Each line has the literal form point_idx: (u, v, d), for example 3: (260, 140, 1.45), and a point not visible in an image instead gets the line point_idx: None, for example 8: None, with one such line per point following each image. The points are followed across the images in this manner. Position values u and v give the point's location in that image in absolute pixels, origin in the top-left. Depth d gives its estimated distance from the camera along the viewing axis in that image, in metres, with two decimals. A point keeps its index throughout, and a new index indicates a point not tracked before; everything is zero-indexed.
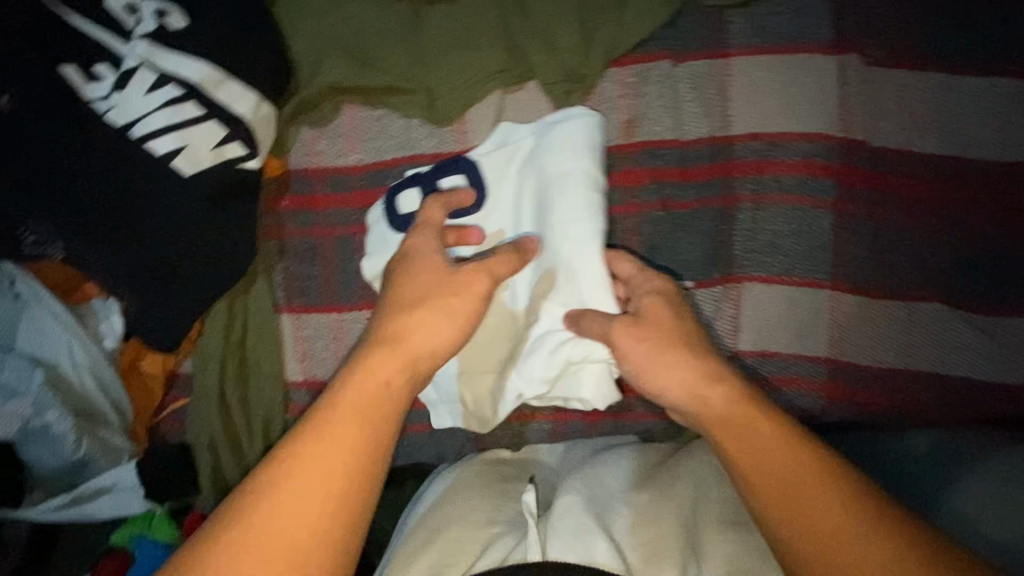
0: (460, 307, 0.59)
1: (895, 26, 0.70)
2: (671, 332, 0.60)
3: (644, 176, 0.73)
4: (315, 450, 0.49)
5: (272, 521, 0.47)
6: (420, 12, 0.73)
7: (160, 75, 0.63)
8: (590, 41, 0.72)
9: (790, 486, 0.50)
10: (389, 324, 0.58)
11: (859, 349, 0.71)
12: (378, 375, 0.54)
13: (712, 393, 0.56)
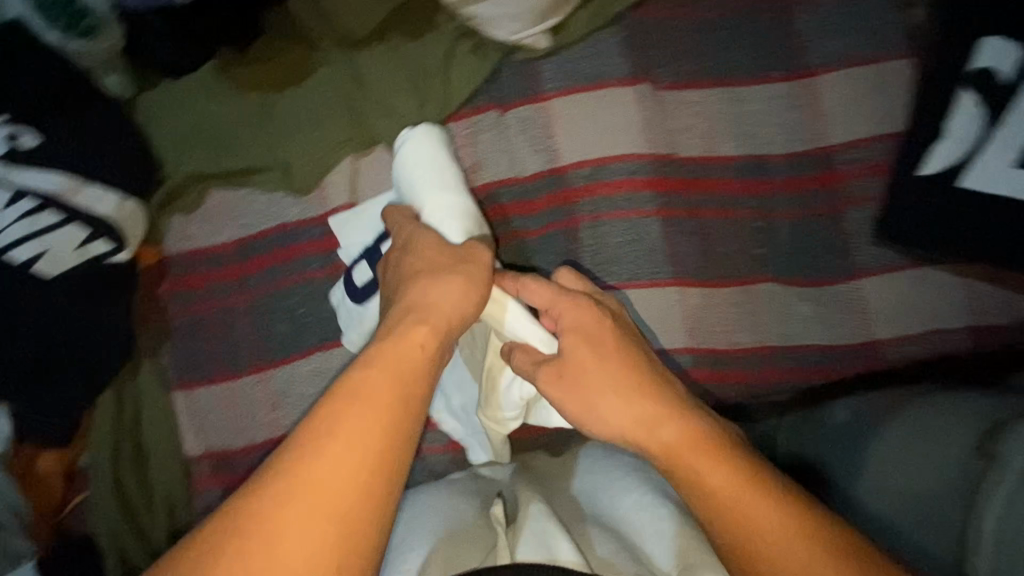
0: (477, 275, 0.62)
1: (681, 52, 0.78)
2: (616, 353, 0.62)
3: (495, 213, 0.81)
4: (354, 414, 0.46)
5: (293, 507, 0.42)
6: (269, 97, 0.80)
7: (15, 191, 0.68)
8: (424, 103, 0.80)
9: (735, 509, 0.50)
10: (412, 293, 0.59)
11: (714, 334, 0.78)
12: (417, 338, 0.55)
13: (650, 424, 0.57)
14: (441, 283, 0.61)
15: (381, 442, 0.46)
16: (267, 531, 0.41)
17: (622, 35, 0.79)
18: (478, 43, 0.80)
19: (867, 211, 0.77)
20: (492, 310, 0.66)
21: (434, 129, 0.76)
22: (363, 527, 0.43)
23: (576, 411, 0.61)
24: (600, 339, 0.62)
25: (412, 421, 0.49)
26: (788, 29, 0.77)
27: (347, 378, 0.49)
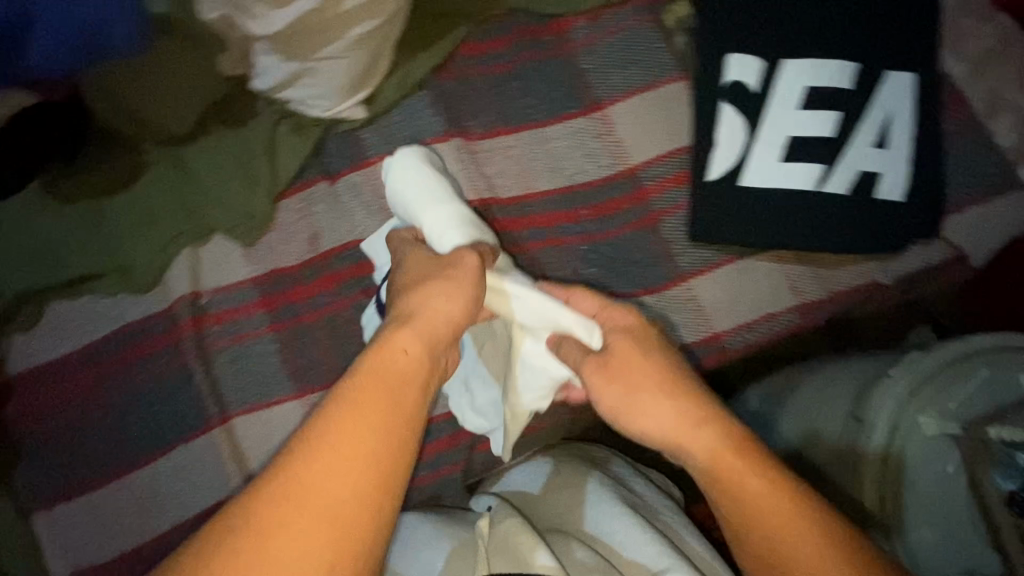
0: (462, 279, 0.63)
1: (488, 103, 0.85)
2: (639, 349, 0.66)
3: (342, 276, 0.84)
4: (347, 427, 0.48)
5: (291, 517, 0.44)
6: (98, 204, 0.81)
7: None
8: (253, 186, 0.83)
9: (753, 504, 0.53)
10: (405, 303, 0.60)
11: None
12: (399, 345, 0.56)
13: (679, 421, 0.60)
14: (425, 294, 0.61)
15: (382, 462, 0.48)
16: (254, 542, 0.43)
17: (431, 96, 0.85)
18: (299, 122, 0.84)
19: (680, 217, 0.83)
20: (498, 302, 0.70)
21: (413, 149, 0.80)
22: (360, 537, 0.45)
23: (616, 413, 0.65)
24: (643, 339, 0.67)
25: (410, 434, 0.51)
26: (576, 70, 0.84)
27: (340, 393, 0.51)
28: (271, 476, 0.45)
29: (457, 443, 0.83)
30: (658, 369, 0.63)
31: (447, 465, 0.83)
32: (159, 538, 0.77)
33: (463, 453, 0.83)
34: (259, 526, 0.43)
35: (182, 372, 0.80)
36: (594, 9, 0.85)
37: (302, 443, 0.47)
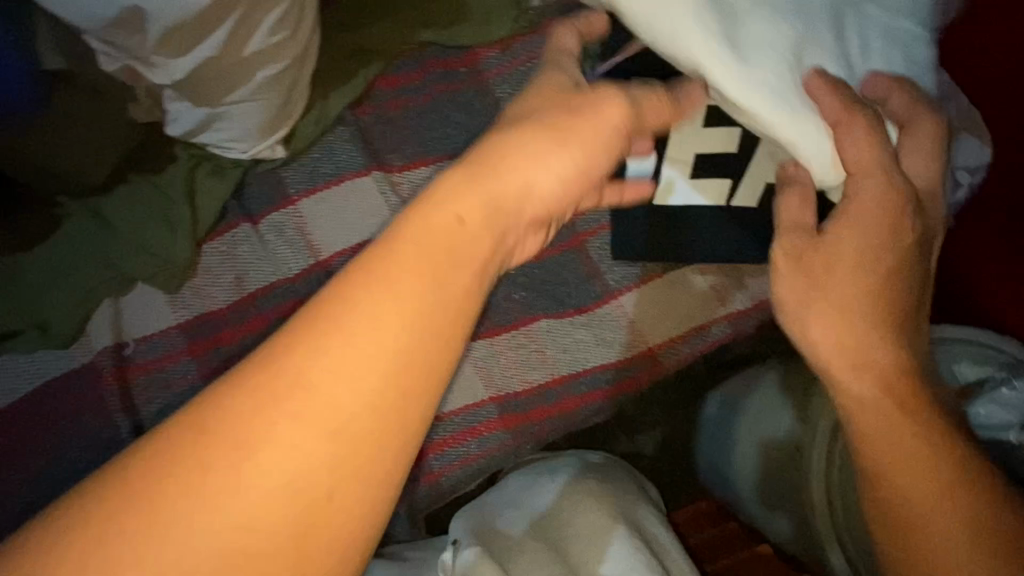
0: (574, 148, 0.53)
1: (407, 136, 0.86)
2: (874, 246, 0.61)
3: (270, 316, 0.83)
4: (385, 303, 0.41)
5: (309, 404, 0.38)
6: (9, 259, 0.80)
7: None
8: (174, 231, 0.82)
9: (891, 408, 0.60)
10: (481, 155, 0.50)
11: (505, 377, 0.84)
12: (453, 211, 0.46)
13: (864, 295, 0.61)
14: (501, 148, 0.51)
15: (416, 362, 0.40)
16: (263, 431, 0.37)
17: (350, 131, 0.87)
18: (217, 165, 0.84)
19: (603, 238, 0.87)
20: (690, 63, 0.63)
21: None
22: (384, 454, 0.39)
23: (788, 303, 0.65)
24: (879, 229, 0.61)
25: (450, 353, 0.42)
26: (491, 101, 0.87)
27: (363, 263, 0.43)
28: (271, 355, 0.39)
29: None
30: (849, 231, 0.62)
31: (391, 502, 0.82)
32: None
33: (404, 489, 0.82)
34: (239, 416, 0.37)
35: (105, 427, 0.78)
36: (502, 39, 0.88)
37: (324, 326, 0.40)
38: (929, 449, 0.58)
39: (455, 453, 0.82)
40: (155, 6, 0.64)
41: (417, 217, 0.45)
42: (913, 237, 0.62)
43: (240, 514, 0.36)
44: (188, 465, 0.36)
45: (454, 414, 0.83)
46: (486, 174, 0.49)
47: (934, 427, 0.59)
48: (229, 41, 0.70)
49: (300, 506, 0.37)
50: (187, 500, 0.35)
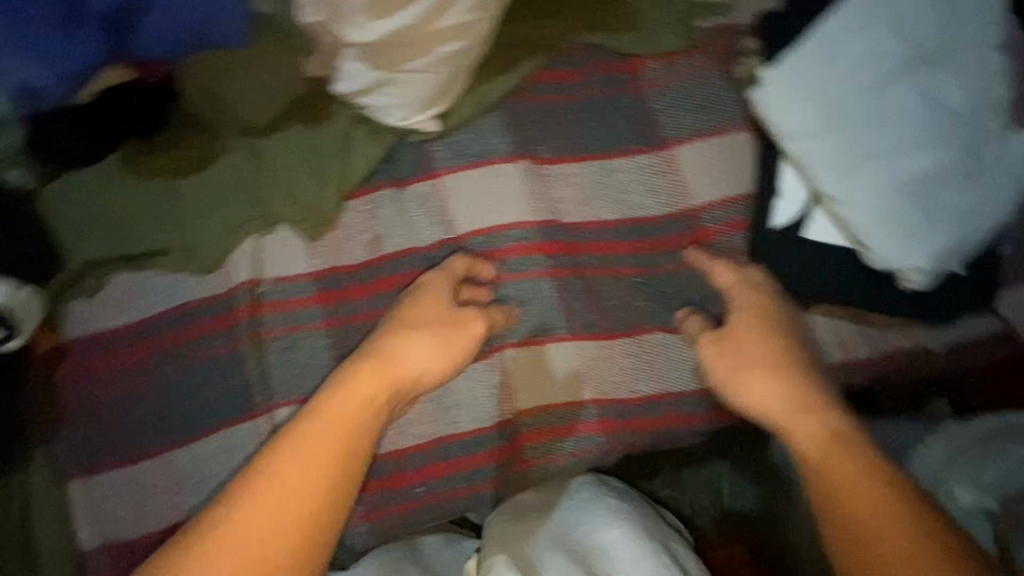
0: (457, 339, 0.76)
1: (559, 130, 0.87)
2: (769, 357, 0.73)
3: (398, 281, 0.86)
4: (325, 431, 0.67)
5: (270, 491, 0.63)
6: (172, 184, 0.84)
7: None
8: (324, 184, 0.86)
9: (817, 456, 0.66)
10: (387, 340, 0.74)
11: (611, 384, 0.84)
12: (392, 355, 0.73)
13: (778, 383, 0.72)
14: (407, 325, 0.76)
15: (326, 480, 0.64)
16: (260, 508, 0.62)
17: (502, 118, 0.88)
18: (373, 128, 0.87)
19: (738, 263, 0.84)
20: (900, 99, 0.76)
21: None
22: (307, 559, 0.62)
23: (717, 372, 0.76)
24: (767, 320, 0.76)
25: (347, 487, 0.66)
26: (645, 109, 0.86)
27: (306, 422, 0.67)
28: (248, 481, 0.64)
29: (495, 459, 0.83)
30: (748, 327, 0.76)
31: (482, 482, 0.83)
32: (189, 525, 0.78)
33: (496, 472, 0.83)
34: (205, 559, 0.60)
35: (230, 355, 0.81)
36: (667, 53, 0.87)
37: (275, 441, 0.67)
38: (876, 493, 0.62)
39: (552, 445, 0.83)
40: None
41: (342, 384, 0.70)
42: (792, 327, 0.77)
43: (225, 540, 0.61)
44: (262, 479, 0.64)
45: (557, 408, 0.84)
46: (383, 362, 0.72)
47: (870, 465, 0.64)
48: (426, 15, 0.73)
49: (305, 530, 0.62)
50: (213, 536, 0.61)
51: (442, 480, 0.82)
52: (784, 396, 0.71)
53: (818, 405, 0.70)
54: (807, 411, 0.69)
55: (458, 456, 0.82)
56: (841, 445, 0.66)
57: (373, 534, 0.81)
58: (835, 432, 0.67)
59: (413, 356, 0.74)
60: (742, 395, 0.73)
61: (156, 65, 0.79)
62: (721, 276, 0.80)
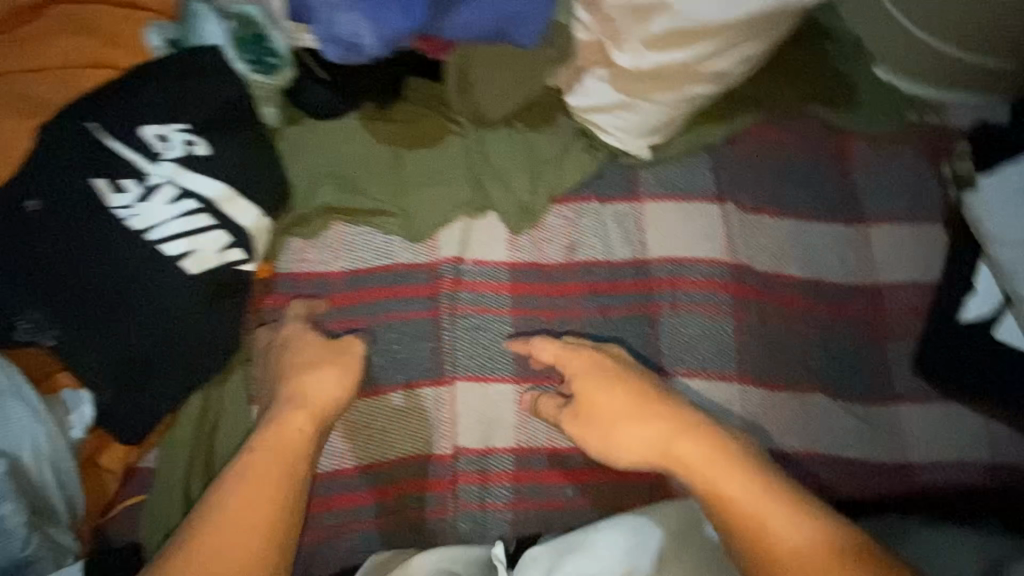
0: (717, 435, 0.68)
1: (763, 183, 0.92)
2: (633, 408, 0.72)
3: (584, 288, 0.90)
4: (264, 468, 0.63)
5: (243, 501, 0.61)
6: (402, 153, 0.90)
7: (183, 191, 0.70)
8: (536, 185, 0.92)
9: (754, 508, 0.63)
10: (581, 403, 0.75)
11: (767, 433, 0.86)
12: (287, 422, 0.68)
13: (646, 429, 0.70)
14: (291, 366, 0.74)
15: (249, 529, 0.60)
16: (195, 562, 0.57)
17: (711, 161, 0.92)
18: (592, 143, 0.93)
19: (905, 345, 0.89)
20: None
21: None
22: None
23: (596, 440, 0.73)
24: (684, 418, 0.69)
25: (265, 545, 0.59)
26: (849, 183, 0.91)
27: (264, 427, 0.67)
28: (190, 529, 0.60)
29: (644, 478, 0.87)
30: (630, 396, 0.73)
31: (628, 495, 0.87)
32: (359, 471, 0.84)
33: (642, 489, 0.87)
34: None
35: (426, 322, 0.87)
36: (880, 137, 0.92)
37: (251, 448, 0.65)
38: (783, 513, 0.62)
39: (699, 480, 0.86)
40: (684, 12, 0.71)
41: (278, 423, 0.68)
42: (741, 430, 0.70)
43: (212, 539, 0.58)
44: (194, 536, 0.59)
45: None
46: (299, 408, 0.70)
47: (762, 481, 0.64)
48: (695, 58, 0.77)
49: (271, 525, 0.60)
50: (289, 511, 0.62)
51: (589, 484, 0.87)
52: (655, 442, 0.69)
53: (723, 444, 0.67)
54: (683, 472, 0.67)
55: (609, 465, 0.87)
56: (734, 464, 0.65)
57: (515, 521, 0.86)
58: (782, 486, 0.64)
59: (327, 391, 0.72)
60: (619, 452, 0.71)
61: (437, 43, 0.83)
62: (544, 353, 0.82)
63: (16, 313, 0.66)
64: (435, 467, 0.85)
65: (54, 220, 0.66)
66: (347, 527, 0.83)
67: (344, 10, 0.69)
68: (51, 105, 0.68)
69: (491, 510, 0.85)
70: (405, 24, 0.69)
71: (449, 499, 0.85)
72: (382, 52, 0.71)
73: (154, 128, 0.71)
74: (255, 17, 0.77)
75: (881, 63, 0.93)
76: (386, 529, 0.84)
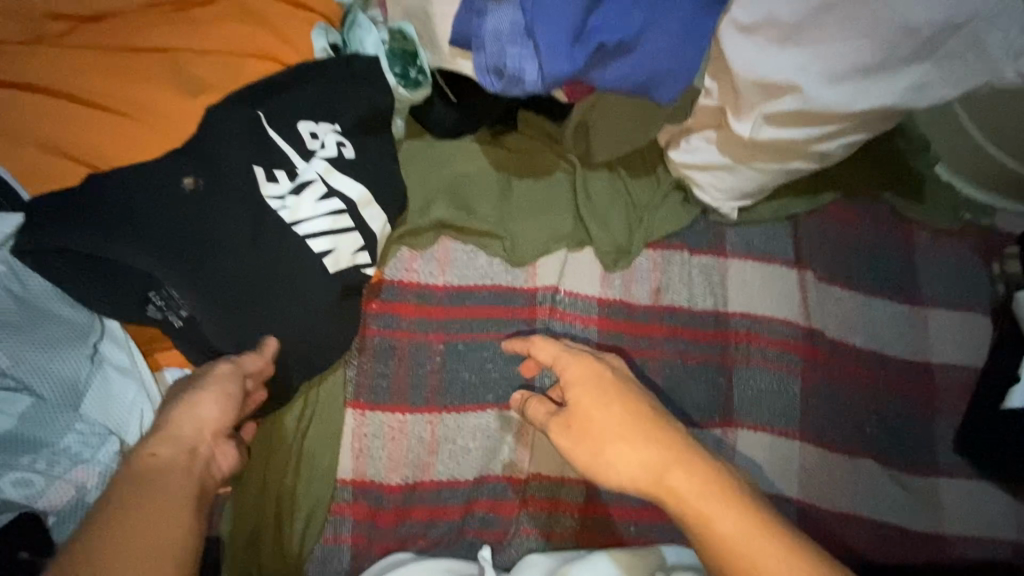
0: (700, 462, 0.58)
1: (833, 257, 1.00)
2: (633, 424, 0.62)
3: (667, 332, 0.94)
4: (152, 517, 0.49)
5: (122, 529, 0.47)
6: (512, 181, 0.93)
7: (331, 190, 0.72)
8: (633, 228, 0.96)
9: (732, 538, 0.53)
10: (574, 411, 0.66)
11: (822, 490, 0.90)
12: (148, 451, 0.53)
13: (633, 452, 0.60)
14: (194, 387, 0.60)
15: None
16: None
17: (792, 230, 1.00)
18: (687, 197, 0.99)
19: (950, 422, 0.96)
20: None
21: None
22: None
23: (581, 456, 0.64)
24: (649, 429, 0.61)
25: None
26: (910, 268, 1.00)
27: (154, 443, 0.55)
28: None
29: None
30: (600, 420, 0.64)
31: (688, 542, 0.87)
32: (433, 486, 0.82)
33: None
34: None
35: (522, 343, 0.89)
36: (939, 230, 1.02)
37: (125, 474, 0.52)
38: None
39: None
40: (818, 100, 0.78)
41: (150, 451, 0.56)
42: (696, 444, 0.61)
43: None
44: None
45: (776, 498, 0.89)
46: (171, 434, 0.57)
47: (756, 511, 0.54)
48: (813, 139, 0.84)
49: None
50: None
51: (654, 528, 0.86)
52: (645, 464, 0.60)
53: (720, 479, 0.57)
54: (669, 502, 0.58)
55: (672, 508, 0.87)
56: (721, 496, 0.56)
57: None
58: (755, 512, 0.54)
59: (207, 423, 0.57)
60: (608, 476, 0.62)
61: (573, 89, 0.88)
62: (542, 352, 0.73)
63: (153, 287, 0.65)
64: (505, 490, 0.84)
65: (210, 199, 0.66)
66: (410, 543, 0.80)
67: (514, 46, 0.75)
68: (215, 87, 0.71)
69: (551, 540, 0.84)
70: (566, 70, 0.74)
71: (510, 523, 0.83)
72: (540, 89, 0.77)
73: (307, 123, 0.73)
74: (410, 36, 0.81)
75: (945, 162, 1.02)
76: (447, 546, 0.81)
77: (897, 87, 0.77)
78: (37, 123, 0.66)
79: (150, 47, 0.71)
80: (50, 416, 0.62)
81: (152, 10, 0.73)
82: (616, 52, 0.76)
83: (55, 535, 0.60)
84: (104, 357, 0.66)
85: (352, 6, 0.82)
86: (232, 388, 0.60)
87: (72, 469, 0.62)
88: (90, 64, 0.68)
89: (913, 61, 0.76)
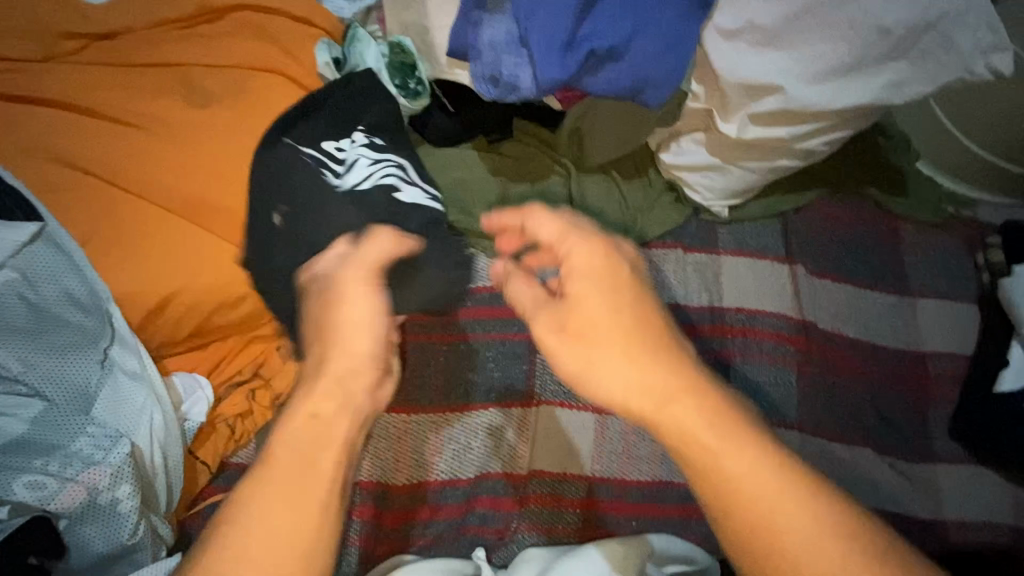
0: (711, 395, 0.48)
1: (822, 252, 1.02)
2: (637, 334, 0.50)
3: None
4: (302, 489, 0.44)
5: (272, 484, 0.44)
6: (510, 186, 0.96)
7: (380, 160, 0.75)
8: (628, 229, 0.98)
9: (736, 474, 0.45)
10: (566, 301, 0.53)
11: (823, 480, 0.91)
12: (312, 407, 0.47)
13: (634, 374, 0.49)
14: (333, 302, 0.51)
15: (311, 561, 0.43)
16: None
17: (782, 227, 1.03)
18: (679, 197, 1.02)
19: (945, 410, 0.98)
20: None
21: None
22: None
23: (567, 368, 0.52)
24: (646, 342, 0.50)
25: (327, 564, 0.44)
26: (897, 261, 1.03)
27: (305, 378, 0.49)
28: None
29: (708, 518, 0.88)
30: (586, 336, 0.51)
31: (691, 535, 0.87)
32: (438, 484, 0.83)
33: (704, 528, 0.88)
34: None
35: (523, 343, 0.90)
36: (923, 222, 1.05)
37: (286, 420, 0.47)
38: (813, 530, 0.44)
39: None
40: (799, 98, 0.82)
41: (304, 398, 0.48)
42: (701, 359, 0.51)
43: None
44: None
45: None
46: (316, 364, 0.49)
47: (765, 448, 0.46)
48: (797, 136, 0.87)
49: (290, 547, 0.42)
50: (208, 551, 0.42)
51: (658, 523, 0.87)
52: (642, 386, 0.49)
53: (731, 409, 0.47)
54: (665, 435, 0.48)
55: (670, 501, 0.88)
56: (733, 430, 0.47)
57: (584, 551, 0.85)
58: (766, 449, 0.46)
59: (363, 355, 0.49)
60: (593, 391, 0.51)
61: (567, 95, 0.91)
62: (543, 230, 0.56)
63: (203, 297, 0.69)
64: (507, 487, 0.84)
65: None
66: (416, 543, 0.80)
67: (510, 56, 0.79)
68: (220, 98, 0.74)
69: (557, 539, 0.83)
70: (560, 76, 0.77)
71: (513, 520, 0.83)
72: (535, 95, 0.80)
73: (331, 141, 0.76)
74: (409, 48, 0.84)
75: (925, 157, 1.06)
76: (451, 544, 0.81)
77: (875, 85, 0.81)
78: (53, 134, 0.69)
79: (162, 63, 0.75)
80: (61, 420, 0.63)
81: (164, 28, 0.77)
82: (607, 58, 0.80)
83: (67, 536, 0.61)
84: (113, 360, 0.66)
85: (352, 22, 0.85)
86: (381, 308, 0.51)
87: (83, 471, 0.62)
88: (105, 80, 0.72)
89: (888, 60, 0.80)
